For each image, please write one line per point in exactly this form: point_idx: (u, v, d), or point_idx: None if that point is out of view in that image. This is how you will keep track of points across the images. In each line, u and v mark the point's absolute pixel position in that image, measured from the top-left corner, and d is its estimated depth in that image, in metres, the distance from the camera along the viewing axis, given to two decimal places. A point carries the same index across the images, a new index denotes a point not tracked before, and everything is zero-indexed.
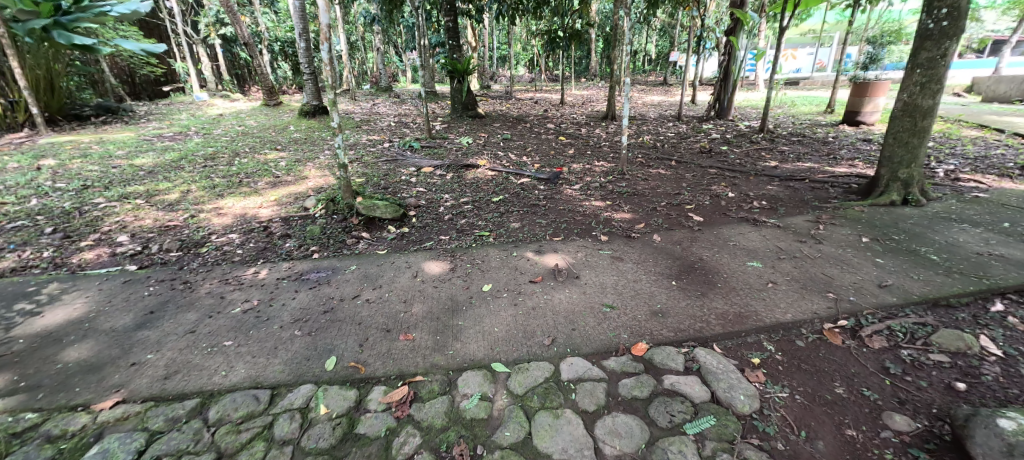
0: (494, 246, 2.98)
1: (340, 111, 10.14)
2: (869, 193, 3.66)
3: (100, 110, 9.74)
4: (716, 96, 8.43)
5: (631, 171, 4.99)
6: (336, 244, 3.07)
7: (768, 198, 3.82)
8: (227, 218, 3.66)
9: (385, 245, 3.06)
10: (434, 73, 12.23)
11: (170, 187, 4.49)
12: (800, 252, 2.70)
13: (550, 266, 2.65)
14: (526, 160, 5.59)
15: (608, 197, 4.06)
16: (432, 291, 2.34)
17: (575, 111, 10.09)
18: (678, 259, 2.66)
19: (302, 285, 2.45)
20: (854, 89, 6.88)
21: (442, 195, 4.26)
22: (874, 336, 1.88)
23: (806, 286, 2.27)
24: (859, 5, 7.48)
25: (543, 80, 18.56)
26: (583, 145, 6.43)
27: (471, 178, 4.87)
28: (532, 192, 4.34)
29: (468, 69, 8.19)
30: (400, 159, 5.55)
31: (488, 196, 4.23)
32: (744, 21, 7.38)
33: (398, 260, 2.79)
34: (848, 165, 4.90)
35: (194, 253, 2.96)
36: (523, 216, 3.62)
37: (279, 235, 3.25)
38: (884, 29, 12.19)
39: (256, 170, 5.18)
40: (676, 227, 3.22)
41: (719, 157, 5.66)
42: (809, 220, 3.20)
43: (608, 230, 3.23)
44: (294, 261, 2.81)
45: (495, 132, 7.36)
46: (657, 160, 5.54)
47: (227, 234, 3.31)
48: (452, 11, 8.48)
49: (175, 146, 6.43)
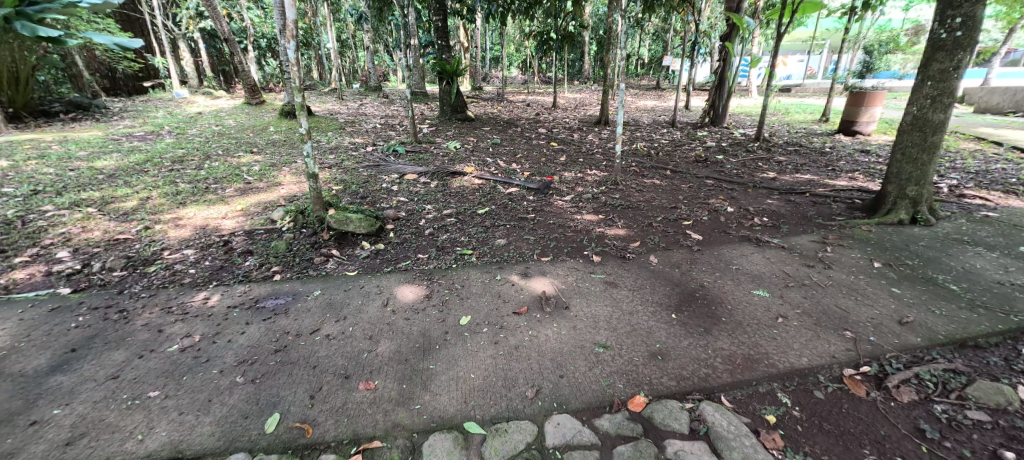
0: (477, 267, 2.72)
1: (325, 111, 9.83)
2: (875, 210, 3.47)
3: (70, 106, 9.29)
4: (711, 102, 8.28)
5: (625, 181, 4.77)
6: (302, 263, 2.78)
7: (769, 214, 3.62)
8: (185, 231, 3.35)
9: (357, 265, 2.78)
10: (424, 73, 11.94)
11: (129, 194, 4.16)
12: (809, 278, 2.48)
13: (537, 292, 2.39)
14: (515, 168, 5.34)
15: (601, 211, 3.82)
16: (402, 324, 2.07)
17: (567, 115, 9.89)
18: (677, 286, 2.42)
19: (255, 315, 2.16)
20: (851, 98, 6.75)
21: (425, 206, 3.99)
22: (902, 386, 1.66)
23: (820, 322, 2.04)
24: (855, 12, 7.37)
25: (536, 82, 18.37)
26: (575, 152, 6.21)
27: (456, 186, 4.61)
28: (520, 203, 4.09)
29: (457, 70, 7.93)
30: (382, 164, 5.26)
31: (473, 207, 3.98)
32: (740, 26, 7.24)
33: (369, 284, 2.51)
34: (849, 178, 4.73)
35: (140, 273, 2.65)
36: (510, 231, 3.37)
37: (239, 252, 2.96)
38: (877, 37, 12.16)
39: (226, 174, 4.86)
40: (673, 247, 2.98)
41: (715, 167, 5.47)
42: (815, 240, 2.99)
43: (602, 249, 2.98)
44: (251, 284, 2.51)
45: (484, 137, 7.11)
46: (651, 169, 5.33)
47: (183, 249, 3.02)
48: (441, 10, 8.22)
49: (144, 147, 6.07)
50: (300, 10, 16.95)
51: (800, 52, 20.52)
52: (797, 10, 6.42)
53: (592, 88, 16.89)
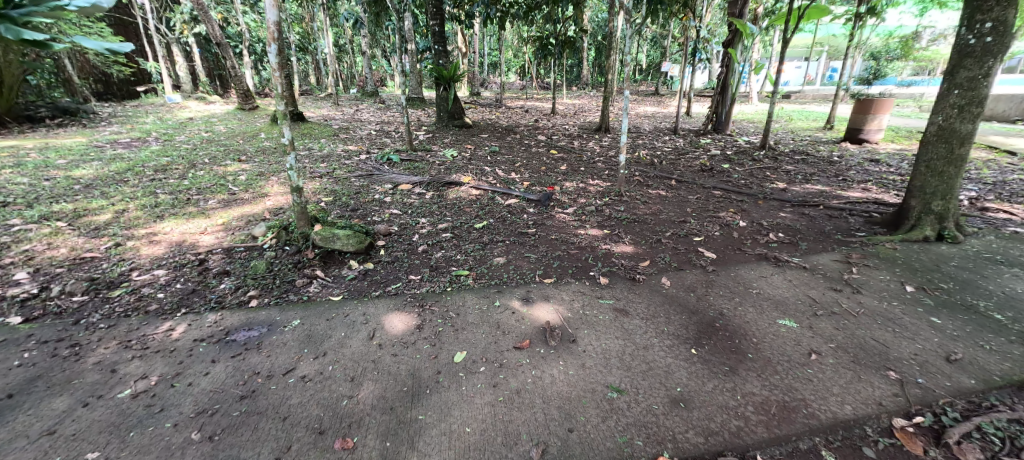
0: (474, 290, 2.48)
1: (319, 117, 9.61)
2: (897, 226, 3.27)
3: (56, 112, 9.04)
4: (713, 109, 8.10)
5: (629, 192, 4.56)
6: (282, 286, 2.54)
7: (784, 228, 3.41)
8: (158, 248, 3.10)
9: (343, 287, 2.55)
10: (421, 78, 11.75)
11: (104, 206, 3.91)
12: (838, 305, 2.26)
13: (539, 321, 2.16)
14: (514, 177, 5.12)
15: (606, 226, 3.60)
16: (388, 362, 1.84)
17: (566, 121, 9.71)
18: (694, 314, 2.19)
19: (223, 351, 1.92)
20: (858, 106, 6.58)
21: (419, 219, 3.76)
22: (965, 442, 1.43)
23: (858, 360, 1.82)
24: (863, 18, 7.18)
25: (534, 88, 18.22)
26: (576, 161, 6.00)
27: (451, 198, 4.38)
28: (519, 216, 3.87)
29: (454, 76, 7.73)
30: (376, 174, 5.04)
31: (470, 220, 3.75)
32: (744, 32, 7.08)
33: (354, 312, 2.27)
34: (862, 189, 4.53)
35: (102, 299, 2.41)
36: (509, 248, 3.14)
37: (215, 272, 2.72)
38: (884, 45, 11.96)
39: (209, 184, 4.61)
40: (686, 267, 2.76)
41: (722, 176, 5.27)
42: (838, 260, 2.78)
43: (609, 269, 2.76)
44: (224, 312, 2.28)
45: (482, 144, 6.89)
46: (656, 179, 5.13)
47: (153, 270, 2.78)
48: (438, 14, 8.02)
49: (127, 155, 5.83)
50: (296, 14, 16.78)
51: (798, 59, 20.46)
52: (803, 15, 6.24)
53: (591, 93, 16.76)
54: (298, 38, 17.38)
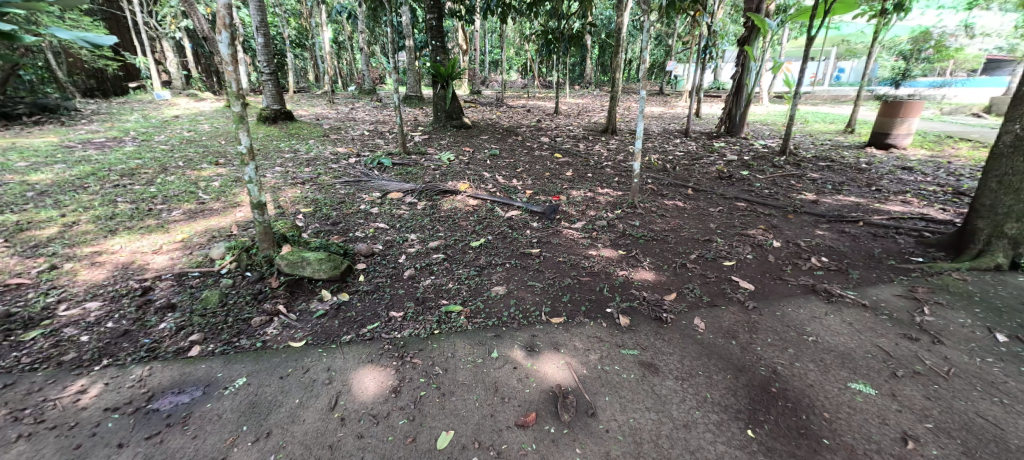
0: (466, 334, 2.04)
1: (311, 116, 9.17)
2: (959, 252, 2.81)
3: (34, 109, 8.61)
4: (727, 110, 7.64)
5: (643, 203, 4.11)
6: (234, 327, 2.10)
7: (826, 251, 2.95)
8: (100, 272, 2.67)
9: (308, 327, 2.11)
10: (419, 76, 11.29)
11: (53, 218, 3.48)
12: (920, 361, 1.81)
13: (547, 382, 1.71)
14: (516, 184, 4.67)
15: (620, 245, 3.15)
16: (350, 450, 1.39)
17: (571, 122, 9.26)
18: (741, 373, 1.74)
19: (137, 429, 1.48)
20: (885, 108, 6.13)
21: (408, 235, 3.31)
22: None
23: (968, 450, 1.39)
24: (892, 13, 6.68)
25: (536, 87, 17.75)
26: (582, 166, 5.56)
27: (446, 208, 3.92)
28: (521, 232, 3.41)
29: (453, 73, 7.27)
30: (364, 180, 4.59)
31: (465, 237, 3.30)
32: (762, 28, 6.63)
33: (316, 364, 1.82)
34: (902, 202, 4.07)
35: (10, 345, 1.97)
36: (510, 274, 2.70)
37: (156, 306, 2.28)
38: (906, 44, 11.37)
39: (178, 191, 4.17)
40: (721, 302, 2.31)
41: (743, 185, 4.82)
42: (902, 295, 2.33)
43: (629, 304, 2.30)
44: (154, 365, 1.83)
45: (481, 146, 6.44)
46: (671, 188, 4.68)
47: (85, 302, 2.34)
48: (436, 8, 7.53)
49: (96, 157, 5.38)
50: (292, 9, 16.27)
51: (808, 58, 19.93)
52: (830, 9, 5.76)
53: (595, 93, 16.27)
54: (293, 34, 16.89)
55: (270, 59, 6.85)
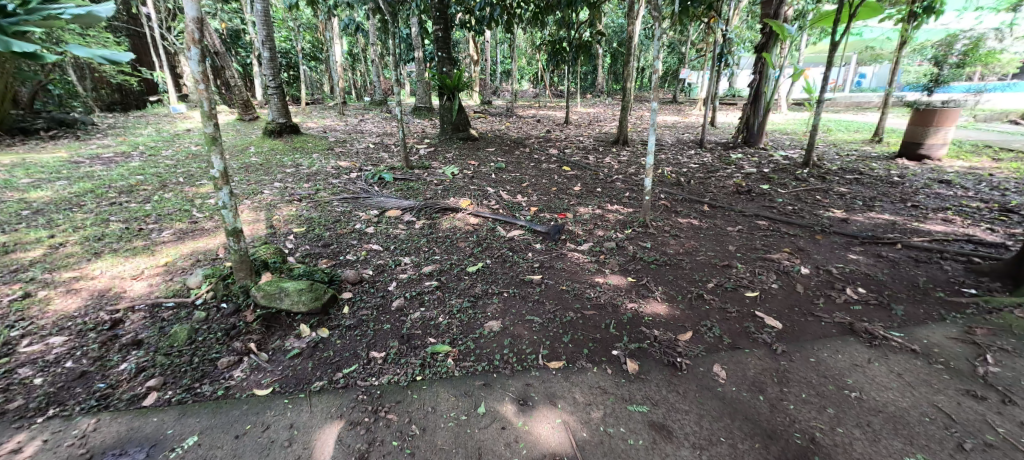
0: (451, 382, 1.80)
1: (319, 128, 9.14)
2: (1019, 284, 2.47)
3: (51, 124, 8.77)
4: (745, 120, 7.31)
5: (656, 222, 3.84)
6: (199, 369, 1.91)
7: (862, 280, 2.64)
8: (74, 301, 2.52)
9: (278, 371, 1.90)
10: (428, 87, 11.25)
11: (40, 239, 3.37)
12: (991, 429, 1.50)
13: (540, 451, 1.46)
14: (520, 201, 4.44)
15: (629, 272, 2.88)
16: None
17: (581, 132, 9.02)
18: (772, 442, 1.47)
19: None
20: (916, 117, 5.74)
21: (401, 258, 3.11)
22: None
23: None
24: (925, 16, 6.26)
25: (547, 96, 17.59)
26: (591, 180, 5.32)
27: (444, 228, 3.71)
28: (523, 255, 3.17)
29: (459, 85, 7.12)
30: (363, 196, 4.41)
31: (462, 260, 3.07)
32: (781, 34, 6.30)
33: (279, 421, 1.60)
34: (943, 221, 3.71)
35: None
36: (507, 306, 2.46)
37: (121, 342, 2.10)
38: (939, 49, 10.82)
39: (172, 210, 4.06)
40: (744, 344, 2.03)
41: (763, 200, 4.51)
42: (958, 339, 2.01)
43: (638, 346, 2.03)
44: (103, 418, 1.65)
45: (487, 159, 6.25)
46: (685, 204, 4.40)
47: (49, 336, 2.17)
48: (443, 19, 7.41)
49: (99, 173, 5.35)
50: (306, 23, 16.50)
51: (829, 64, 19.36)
52: (856, 13, 5.37)
53: (607, 102, 16.02)
54: (307, 46, 17.11)
55: (275, 73, 6.80)
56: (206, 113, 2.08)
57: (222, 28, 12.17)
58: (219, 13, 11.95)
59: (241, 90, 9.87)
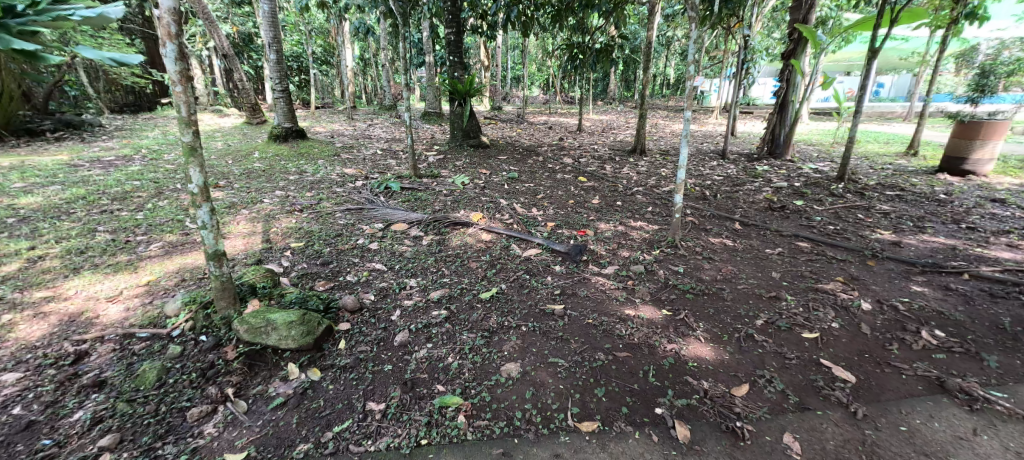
0: (462, 450, 1.50)
1: (327, 133, 8.93)
2: None
3: (58, 125, 8.66)
4: (770, 130, 6.93)
5: (686, 241, 3.50)
6: (166, 423, 1.62)
7: (937, 320, 2.28)
8: (40, 328, 2.24)
9: (257, 428, 1.60)
10: (438, 92, 11.02)
11: (19, 251, 3.12)
12: None
13: None
14: (535, 215, 4.14)
15: (664, 303, 2.55)
16: None
17: (596, 140, 8.71)
18: None
19: None
20: (960, 130, 5.35)
21: (407, 280, 2.81)
22: None
23: None
24: (968, 21, 5.85)
25: (558, 102, 17.33)
26: (610, 192, 5.00)
27: (454, 245, 3.41)
28: (541, 279, 2.84)
29: (471, 90, 6.85)
30: (367, 207, 4.13)
31: (474, 285, 2.75)
32: (812, 40, 5.94)
33: None
34: (1008, 246, 3.33)
35: None
36: (526, 343, 2.14)
37: (81, 383, 1.81)
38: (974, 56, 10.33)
39: (165, 220, 3.80)
40: (815, 404, 1.69)
41: (799, 218, 4.15)
42: None
43: (686, 402, 1.70)
44: None
45: (499, 168, 5.96)
46: (715, 222, 4.06)
47: (2, 372, 1.89)
48: (455, 22, 7.15)
49: (96, 178, 5.14)
50: (318, 27, 16.44)
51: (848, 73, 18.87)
52: (897, 18, 4.99)
53: (619, 109, 15.72)
54: (320, 52, 17.03)
55: (282, 76, 6.59)
56: (185, 120, 1.77)
57: (233, 31, 12.10)
58: (230, 16, 11.88)
59: (248, 94, 9.72)
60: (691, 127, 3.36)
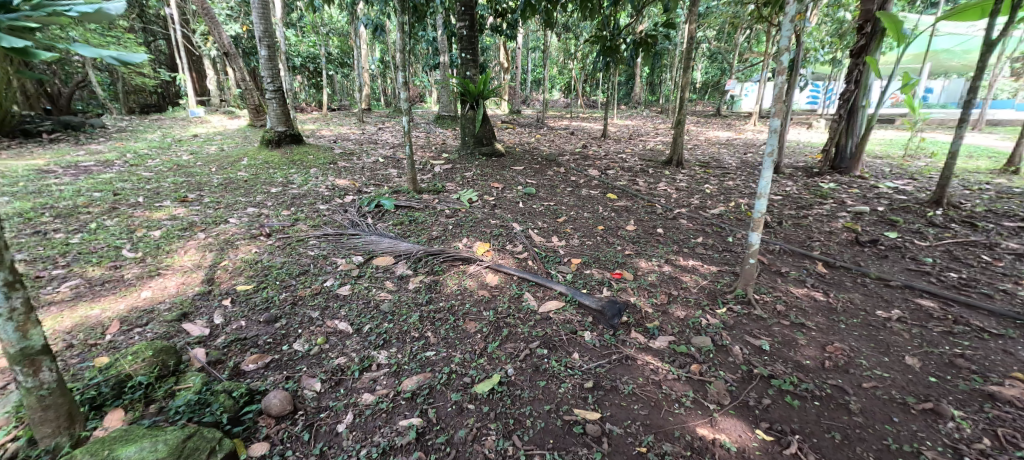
0: None
1: (330, 137, 8.28)
2: None
3: (58, 126, 8.18)
4: (834, 140, 5.87)
5: (761, 294, 2.58)
6: None
7: None
8: None
9: None
10: (453, 94, 10.25)
11: None
12: None
13: None
14: (556, 246, 3.29)
15: (757, 413, 1.66)
16: None
17: (624, 149, 7.80)
18: None
19: None
20: None
21: (372, 354, 1.98)
22: None
23: None
24: None
25: (580, 108, 16.48)
26: (647, 215, 4.11)
27: (448, 291, 2.57)
28: (566, 358, 1.98)
29: (483, 92, 6.04)
30: (349, 232, 3.35)
31: (467, 365, 1.91)
32: (894, 31, 4.91)
33: None
34: None
35: None
36: None
37: None
38: None
39: (101, 244, 3.07)
40: None
41: (903, 260, 3.17)
42: None
43: None
44: None
45: (514, 181, 5.15)
46: (790, 262, 3.12)
47: None
48: (468, 14, 6.30)
49: (55, 187, 4.50)
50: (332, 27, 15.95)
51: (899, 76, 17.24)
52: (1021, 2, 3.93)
53: (645, 114, 14.73)
54: (335, 52, 16.60)
55: (275, 74, 5.90)
56: None
57: (244, 31, 11.71)
58: (240, 15, 11.46)
59: (252, 95, 9.17)
60: (777, 137, 2.40)
